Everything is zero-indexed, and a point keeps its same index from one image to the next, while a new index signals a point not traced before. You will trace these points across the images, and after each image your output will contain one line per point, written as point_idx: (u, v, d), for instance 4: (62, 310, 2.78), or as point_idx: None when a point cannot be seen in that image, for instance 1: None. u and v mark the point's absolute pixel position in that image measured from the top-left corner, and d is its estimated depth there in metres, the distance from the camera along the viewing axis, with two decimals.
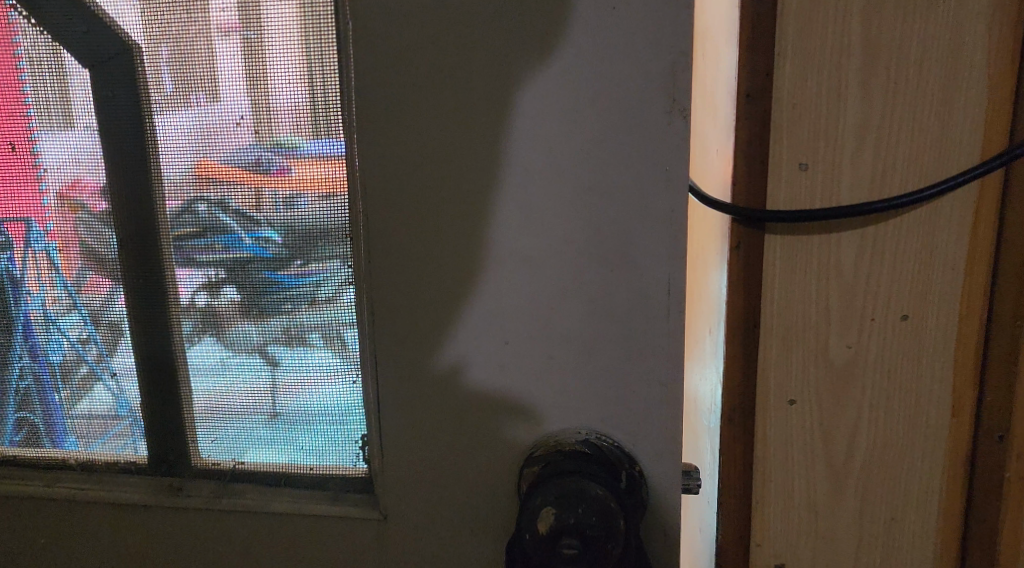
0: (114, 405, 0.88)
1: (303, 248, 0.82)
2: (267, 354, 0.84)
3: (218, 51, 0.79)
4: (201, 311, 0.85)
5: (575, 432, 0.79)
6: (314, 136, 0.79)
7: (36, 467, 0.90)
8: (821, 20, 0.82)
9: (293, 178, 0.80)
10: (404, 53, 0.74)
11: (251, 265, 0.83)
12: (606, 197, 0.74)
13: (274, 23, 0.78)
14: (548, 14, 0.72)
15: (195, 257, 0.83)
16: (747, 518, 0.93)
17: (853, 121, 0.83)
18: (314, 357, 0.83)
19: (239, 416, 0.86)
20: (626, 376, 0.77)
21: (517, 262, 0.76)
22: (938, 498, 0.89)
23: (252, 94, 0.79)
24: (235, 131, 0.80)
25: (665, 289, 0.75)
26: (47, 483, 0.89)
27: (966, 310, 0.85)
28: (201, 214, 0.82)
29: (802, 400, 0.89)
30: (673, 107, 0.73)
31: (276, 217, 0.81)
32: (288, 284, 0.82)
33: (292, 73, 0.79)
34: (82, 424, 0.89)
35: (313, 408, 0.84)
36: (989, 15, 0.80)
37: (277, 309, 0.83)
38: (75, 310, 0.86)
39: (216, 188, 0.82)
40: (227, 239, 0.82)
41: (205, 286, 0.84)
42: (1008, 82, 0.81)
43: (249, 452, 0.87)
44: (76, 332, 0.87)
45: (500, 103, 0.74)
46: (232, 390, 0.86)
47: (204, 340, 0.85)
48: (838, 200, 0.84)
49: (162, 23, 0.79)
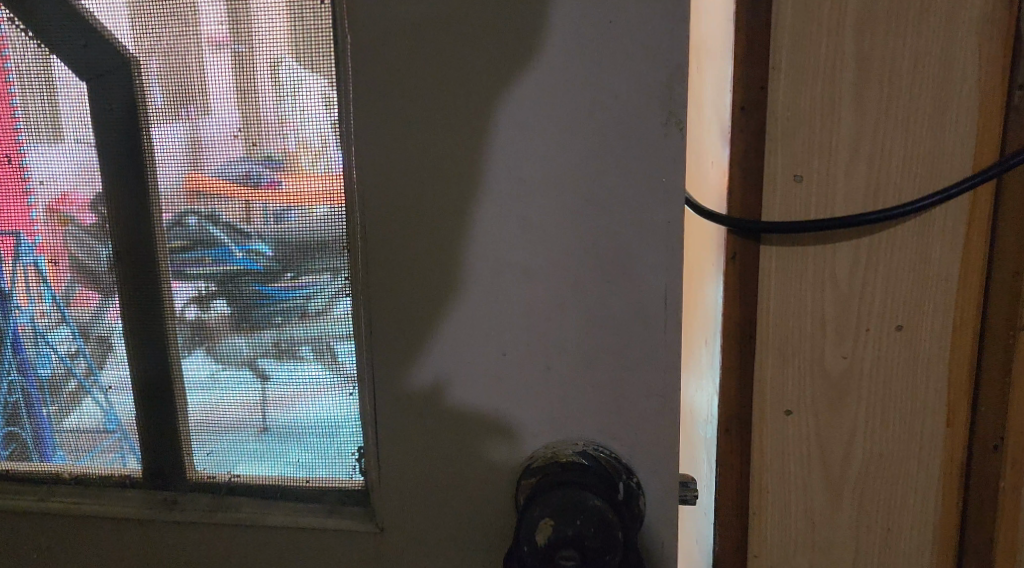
0: (105, 418, 0.88)
1: (295, 261, 0.82)
2: (256, 368, 0.84)
3: (207, 64, 0.79)
4: (190, 324, 0.84)
5: (574, 443, 0.79)
6: (304, 149, 0.79)
7: (27, 482, 0.89)
8: (815, 33, 0.82)
9: (283, 192, 0.80)
10: (403, 66, 0.75)
11: (241, 279, 0.83)
12: (604, 209, 0.75)
13: (264, 35, 0.78)
14: (545, 26, 0.73)
15: (185, 270, 0.83)
16: (746, 529, 0.93)
17: (847, 134, 0.84)
18: (303, 370, 0.83)
19: (229, 430, 0.86)
20: (625, 387, 0.77)
21: (516, 274, 0.76)
22: (934, 509, 0.90)
23: (241, 107, 0.80)
24: (224, 145, 0.80)
25: (662, 298, 0.75)
26: (36, 498, 0.88)
27: (960, 320, 0.86)
28: (190, 227, 0.82)
29: (799, 410, 0.89)
30: (670, 118, 0.73)
31: (265, 231, 0.81)
32: (278, 297, 0.82)
33: (281, 85, 0.79)
34: (70, 439, 0.88)
35: (305, 420, 0.84)
36: (979, 29, 0.81)
37: (266, 322, 0.83)
38: (64, 323, 0.86)
39: (205, 201, 0.82)
40: (215, 252, 0.82)
41: (194, 299, 0.84)
42: (999, 96, 0.82)
43: (240, 465, 0.86)
44: (65, 345, 0.86)
45: (499, 114, 0.74)
46: (221, 404, 0.85)
47: (194, 353, 0.85)
48: (833, 210, 0.85)
49: (152, 36, 0.79)
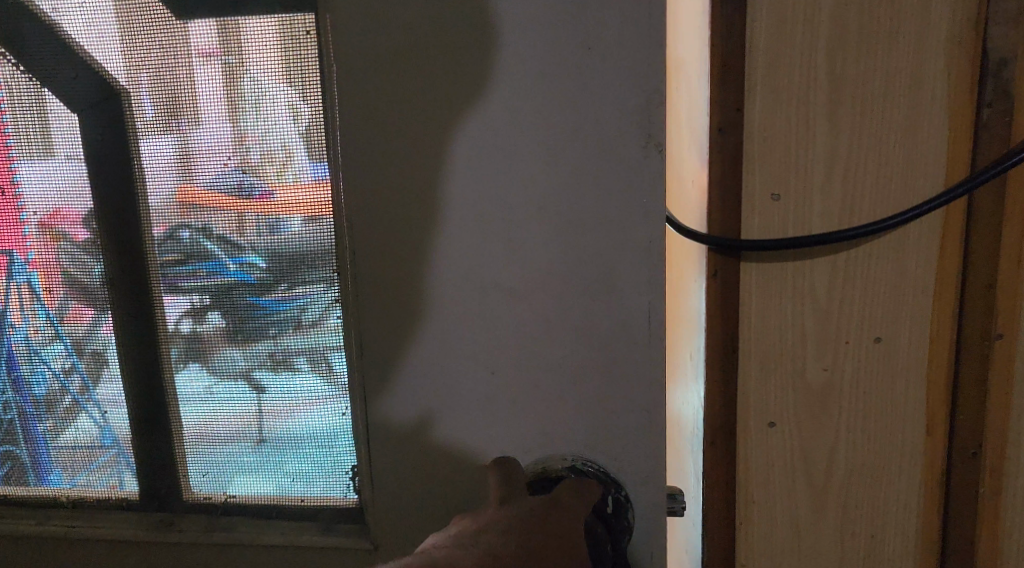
0: (102, 434, 0.88)
1: (289, 273, 0.83)
2: (252, 379, 0.85)
3: (197, 77, 0.81)
4: (184, 338, 0.86)
5: (562, 459, 0.80)
6: (296, 159, 0.81)
7: (27, 505, 0.91)
8: (789, 55, 0.84)
9: (275, 203, 0.82)
10: (385, 96, 0.76)
11: (235, 291, 0.84)
12: (586, 232, 0.77)
13: (253, 51, 0.80)
14: (523, 56, 0.75)
15: (179, 284, 0.85)
16: (732, 538, 0.95)
17: (822, 152, 0.86)
18: (299, 382, 0.85)
19: (227, 441, 0.87)
20: (612, 405, 0.79)
21: (503, 297, 0.78)
22: (916, 515, 0.92)
23: (232, 119, 0.81)
24: (217, 158, 0.82)
25: (646, 317, 0.77)
26: (34, 522, 0.90)
27: (936, 332, 0.88)
28: (183, 240, 0.84)
29: (781, 422, 0.91)
30: (649, 142, 0.75)
31: (259, 243, 0.83)
32: (273, 309, 0.84)
33: (271, 100, 0.80)
34: (67, 454, 0.89)
35: (301, 431, 0.86)
36: (948, 48, 0.83)
37: (260, 335, 0.85)
38: (58, 340, 0.87)
39: (198, 214, 0.83)
40: (209, 265, 0.84)
41: (188, 312, 0.85)
42: (968, 113, 0.84)
43: (236, 477, 0.88)
44: (60, 362, 0.87)
45: (481, 143, 0.76)
46: (218, 416, 0.87)
47: (189, 366, 0.86)
48: (810, 227, 0.87)
49: (141, 53, 0.81)
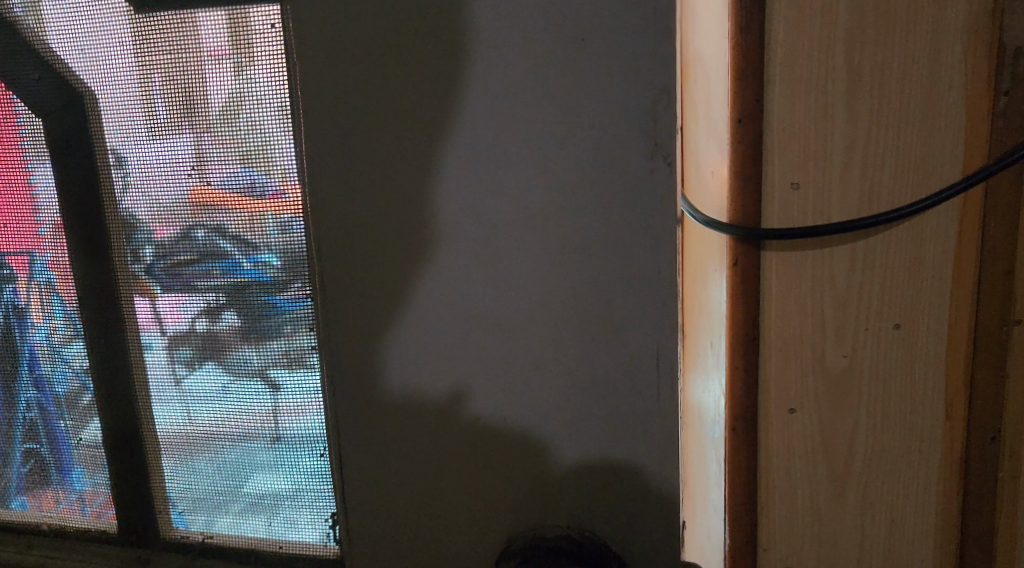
0: (116, 436, 0.90)
1: (297, 271, 0.83)
2: (267, 378, 0.85)
3: (207, 77, 0.81)
4: (200, 337, 0.86)
5: (555, 525, 0.74)
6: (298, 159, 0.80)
7: (14, 531, 0.95)
8: (807, 46, 0.86)
9: (285, 202, 0.81)
10: (386, 89, 0.71)
11: (250, 290, 0.84)
12: (587, 250, 0.70)
13: (259, 49, 0.80)
14: (529, 40, 0.68)
15: (194, 283, 0.85)
16: (755, 525, 0.96)
17: (841, 141, 0.87)
18: (312, 379, 0.84)
19: (241, 440, 0.87)
20: (628, 435, 0.72)
21: (491, 320, 0.72)
22: (936, 499, 0.94)
23: (241, 119, 0.81)
24: (227, 157, 0.82)
25: (653, 356, 0.70)
26: (15, 548, 0.94)
27: (955, 317, 0.89)
28: (197, 240, 0.84)
29: (802, 408, 0.93)
30: (657, 152, 0.68)
31: (272, 242, 0.83)
32: (285, 308, 0.83)
33: (277, 98, 0.80)
34: (87, 452, 0.91)
35: (312, 433, 0.85)
36: (965, 38, 0.85)
37: (275, 333, 0.84)
38: (77, 339, 0.89)
39: (212, 214, 0.83)
40: (224, 265, 0.84)
41: (204, 311, 0.85)
42: (986, 101, 0.85)
43: (249, 475, 0.88)
44: (79, 361, 0.89)
45: (481, 142, 0.70)
46: (233, 417, 0.87)
47: (204, 366, 0.86)
48: (829, 215, 0.88)
49: (151, 56, 0.82)
